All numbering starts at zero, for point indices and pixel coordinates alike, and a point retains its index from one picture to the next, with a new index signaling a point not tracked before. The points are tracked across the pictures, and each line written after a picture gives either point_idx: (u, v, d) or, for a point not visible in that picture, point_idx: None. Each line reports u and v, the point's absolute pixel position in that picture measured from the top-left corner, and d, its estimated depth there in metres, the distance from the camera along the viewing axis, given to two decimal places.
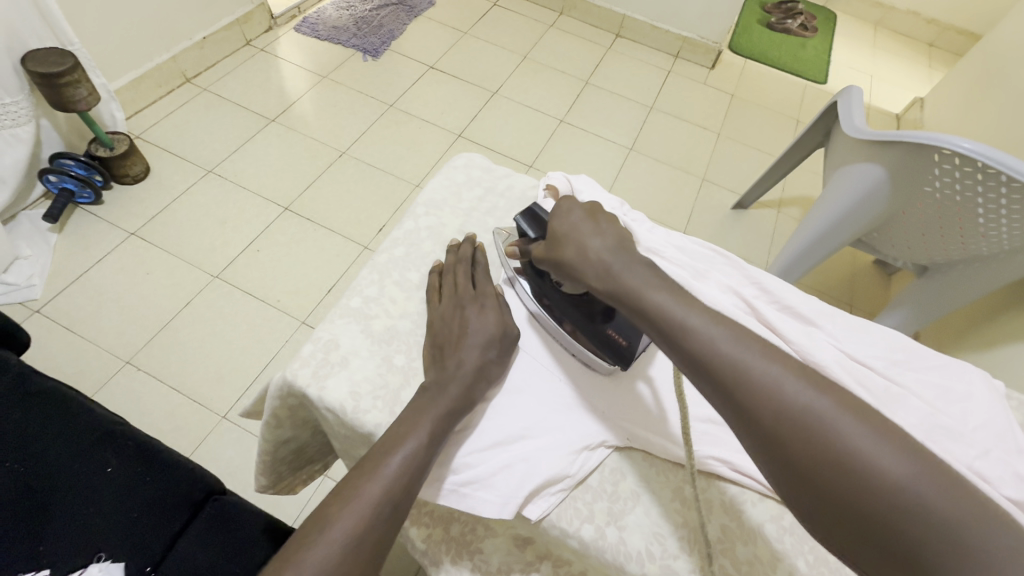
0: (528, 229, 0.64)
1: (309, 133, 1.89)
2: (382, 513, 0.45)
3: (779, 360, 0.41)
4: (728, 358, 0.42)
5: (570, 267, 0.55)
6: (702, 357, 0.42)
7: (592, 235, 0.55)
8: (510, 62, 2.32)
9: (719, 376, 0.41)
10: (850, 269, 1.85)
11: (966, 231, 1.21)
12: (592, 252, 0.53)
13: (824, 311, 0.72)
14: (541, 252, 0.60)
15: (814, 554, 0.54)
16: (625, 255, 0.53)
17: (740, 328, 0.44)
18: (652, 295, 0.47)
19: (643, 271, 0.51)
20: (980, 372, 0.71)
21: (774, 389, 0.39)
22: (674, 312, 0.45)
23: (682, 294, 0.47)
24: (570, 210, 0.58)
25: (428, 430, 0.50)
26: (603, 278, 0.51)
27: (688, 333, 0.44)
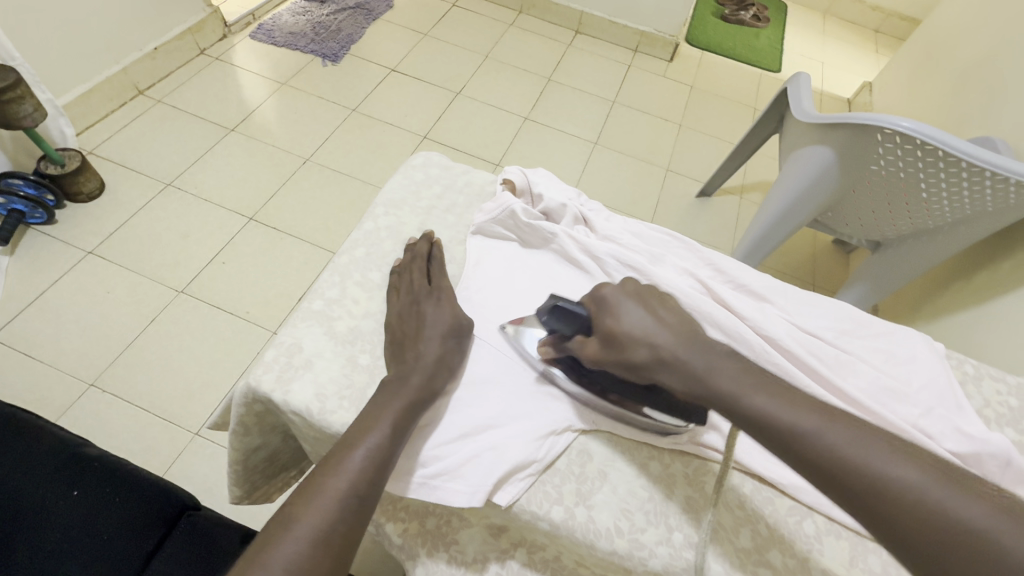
0: (562, 327, 0.59)
1: (271, 141, 1.86)
2: (348, 505, 0.47)
3: (910, 459, 0.39)
4: (857, 466, 0.39)
5: (641, 369, 0.51)
6: (825, 469, 0.40)
7: (656, 330, 0.51)
8: (472, 62, 2.33)
9: (851, 487, 0.39)
10: (812, 249, 1.92)
11: (910, 202, 1.27)
12: (664, 348, 0.50)
13: (775, 287, 0.75)
14: (593, 353, 0.54)
15: (773, 518, 0.58)
16: (703, 349, 0.49)
17: (855, 425, 0.42)
18: (751, 399, 0.45)
19: (729, 367, 0.47)
20: (923, 335, 0.75)
21: (921, 500, 0.37)
22: (778, 416, 0.43)
23: (782, 393, 0.45)
24: (620, 304, 0.54)
25: (392, 424, 0.52)
26: (688, 380, 0.48)
27: (801, 439, 0.42)
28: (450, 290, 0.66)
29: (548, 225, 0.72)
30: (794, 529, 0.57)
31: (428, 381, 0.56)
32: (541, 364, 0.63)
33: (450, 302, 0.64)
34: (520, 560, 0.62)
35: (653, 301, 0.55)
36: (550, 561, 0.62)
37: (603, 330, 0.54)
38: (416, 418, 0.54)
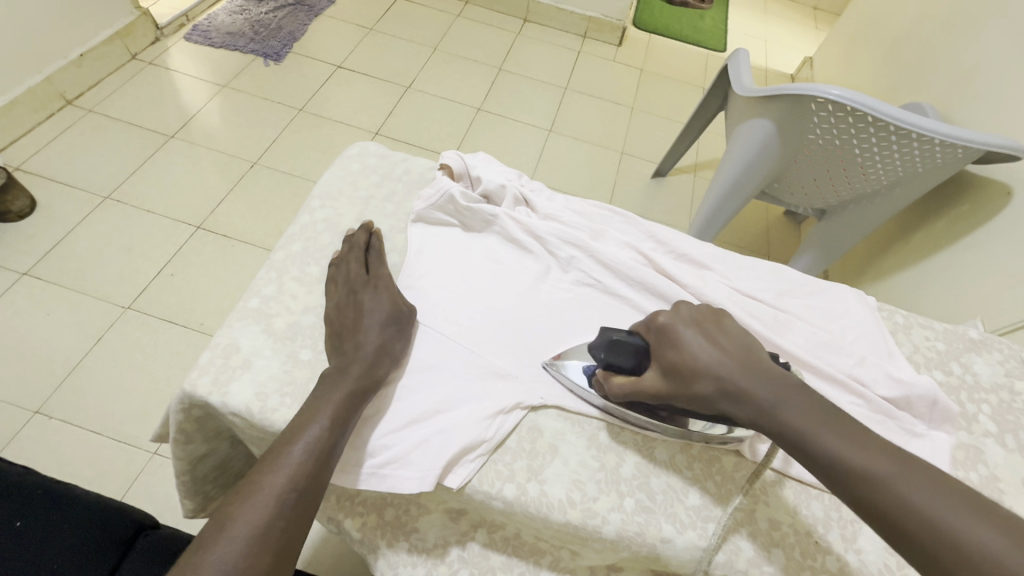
0: (620, 361, 0.56)
1: (215, 146, 1.79)
2: (289, 499, 0.46)
3: (976, 514, 0.40)
4: (922, 515, 0.40)
5: (708, 404, 0.50)
6: (890, 515, 0.41)
7: (723, 365, 0.50)
8: (421, 56, 2.30)
9: (912, 535, 0.40)
10: (765, 222, 1.97)
11: (847, 169, 1.32)
12: (733, 386, 0.49)
13: (715, 254, 0.77)
14: (657, 386, 0.53)
15: (721, 474, 0.59)
16: (774, 387, 0.49)
17: (928, 475, 0.42)
18: (823, 440, 0.45)
19: (801, 403, 0.48)
20: (856, 290, 0.78)
21: (984, 555, 0.38)
22: (854, 464, 0.43)
23: (856, 436, 0.45)
24: (682, 335, 0.53)
25: (335, 416, 0.51)
26: (757, 415, 0.48)
27: (869, 483, 0.42)
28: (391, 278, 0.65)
29: (488, 207, 0.72)
30: (741, 484, 0.59)
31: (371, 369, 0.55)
32: (487, 347, 0.63)
33: (389, 288, 0.63)
34: (481, 540, 0.62)
35: (712, 330, 0.54)
36: (511, 539, 0.62)
37: (665, 362, 0.53)
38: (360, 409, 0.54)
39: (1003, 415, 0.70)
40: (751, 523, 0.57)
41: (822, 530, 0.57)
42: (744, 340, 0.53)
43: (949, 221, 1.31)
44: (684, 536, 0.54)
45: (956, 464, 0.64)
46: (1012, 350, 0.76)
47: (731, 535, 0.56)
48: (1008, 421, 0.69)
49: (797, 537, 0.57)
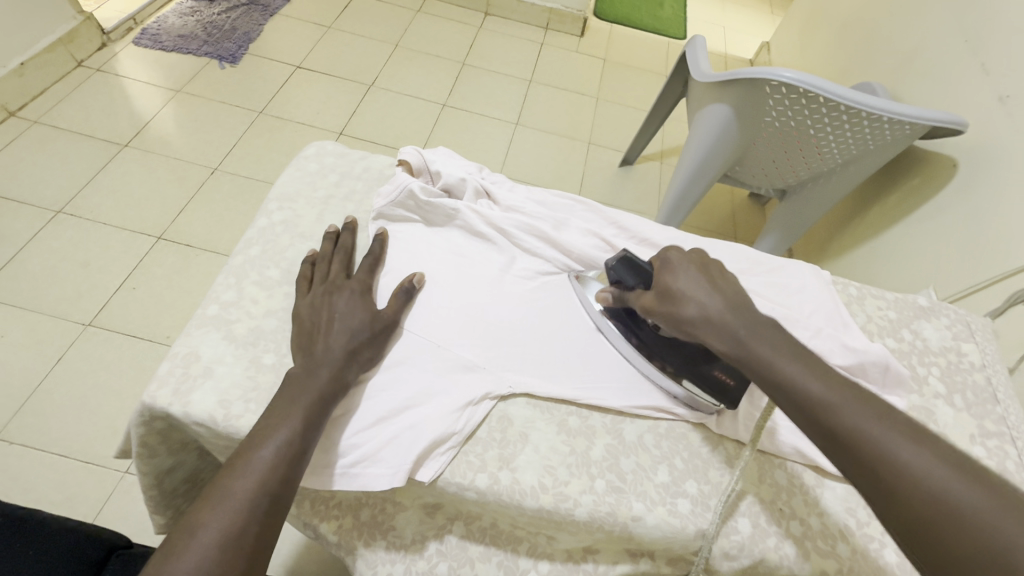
0: (630, 280, 0.61)
1: (172, 153, 1.74)
2: (259, 503, 0.45)
3: (925, 445, 0.39)
4: (865, 438, 0.40)
5: (687, 325, 0.52)
6: (831, 433, 0.41)
7: (710, 295, 0.52)
8: (382, 53, 2.27)
9: (849, 454, 0.40)
10: (731, 206, 2.02)
11: (805, 148, 1.35)
12: (714, 313, 0.51)
13: (676, 237, 0.79)
14: (646, 303, 0.57)
15: (688, 451, 0.61)
16: (751, 321, 0.50)
17: (887, 409, 0.41)
18: (785, 364, 0.46)
19: (774, 336, 0.48)
20: (812, 266, 0.81)
21: (917, 481, 0.37)
22: (812, 388, 0.43)
23: (819, 369, 0.45)
24: (679, 267, 0.56)
25: (302, 416, 0.51)
26: (729, 344, 0.49)
27: (825, 408, 0.42)
28: (367, 281, 0.64)
29: (449, 201, 0.72)
30: (708, 458, 0.61)
31: (338, 369, 0.55)
32: (454, 341, 0.63)
33: (363, 294, 0.62)
34: (459, 532, 0.63)
35: (711, 272, 0.56)
36: (488, 528, 0.63)
37: (661, 287, 0.56)
38: (328, 408, 0.53)
39: (951, 376, 0.73)
40: (718, 496, 0.59)
41: (784, 497, 0.60)
42: (739, 287, 0.54)
43: (901, 195, 1.36)
44: (653, 513, 0.56)
45: None
46: (958, 315, 0.80)
47: (699, 508, 0.57)
48: (956, 382, 0.73)
49: (761, 505, 0.59)
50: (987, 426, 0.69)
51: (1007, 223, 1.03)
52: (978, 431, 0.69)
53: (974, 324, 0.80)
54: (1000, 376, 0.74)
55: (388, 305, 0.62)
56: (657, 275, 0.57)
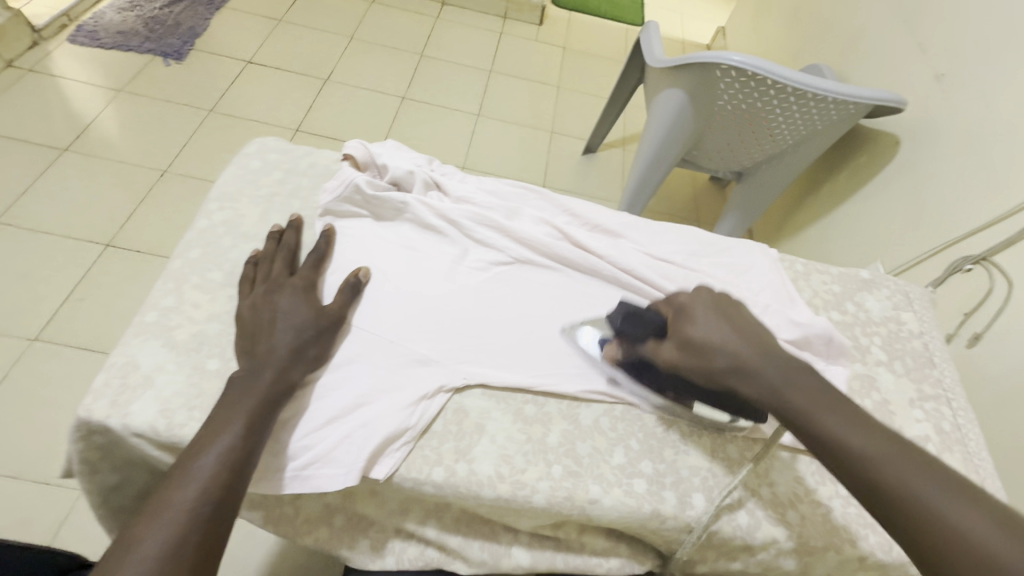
0: (635, 333, 0.61)
1: (117, 156, 1.66)
2: (201, 514, 0.43)
3: (972, 505, 0.39)
4: (910, 496, 0.41)
5: (717, 376, 0.52)
6: (877, 490, 0.42)
7: (738, 343, 0.53)
8: (337, 46, 2.21)
9: (895, 512, 0.41)
10: (692, 190, 2.05)
11: (757, 131, 1.38)
12: (746, 361, 0.51)
13: (628, 222, 0.79)
14: (670, 355, 0.56)
15: (643, 431, 0.62)
16: (785, 369, 0.50)
17: (926, 463, 0.42)
18: (822, 417, 0.46)
19: (808, 386, 0.49)
20: (760, 244, 0.83)
21: (969, 542, 0.38)
22: (852, 442, 0.44)
23: (857, 421, 0.46)
24: (698, 313, 0.56)
25: (247, 422, 0.49)
26: (766, 392, 0.49)
27: (865, 464, 0.43)
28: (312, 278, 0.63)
29: (398, 194, 0.71)
30: (663, 437, 0.62)
31: (284, 371, 0.54)
32: (407, 336, 0.62)
33: (307, 292, 0.61)
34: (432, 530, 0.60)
35: (730, 314, 0.56)
36: None
37: (681, 336, 0.55)
38: (275, 413, 0.52)
39: (892, 344, 0.77)
40: (673, 473, 0.60)
41: (736, 470, 0.61)
42: (760, 331, 0.55)
43: (849, 174, 1.41)
44: (610, 494, 0.57)
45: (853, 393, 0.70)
46: (898, 286, 0.84)
47: (655, 486, 0.58)
48: (896, 349, 0.76)
49: (714, 479, 0.60)
50: (925, 389, 0.73)
51: (944, 197, 1.08)
52: (916, 395, 0.72)
53: (913, 294, 0.84)
54: (936, 342, 0.78)
55: (333, 301, 0.61)
56: (676, 324, 0.57)
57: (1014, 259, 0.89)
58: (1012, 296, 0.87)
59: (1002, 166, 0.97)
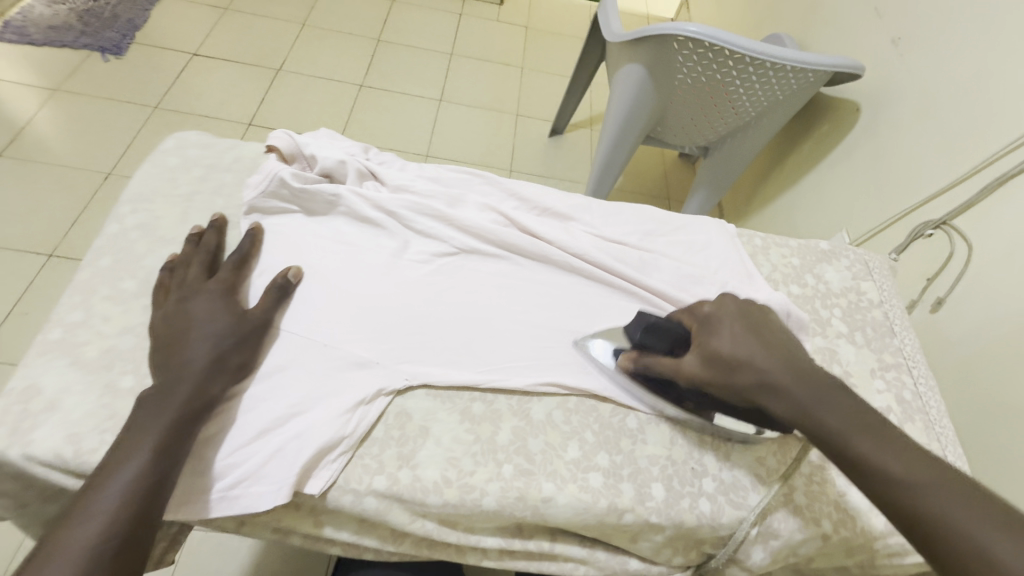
0: (655, 343, 0.59)
1: (56, 160, 1.55)
2: (103, 553, 0.40)
3: (1019, 536, 0.39)
4: (950, 524, 0.40)
5: (747, 392, 0.50)
6: (915, 517, 0.41)
7: (768, 359, 0.51)
8: (288, 34, 2.04)
9: (937, 544, 0.40)
10: (663, 167, 1.97)
11: (719, 105, 1.34)
12: (777, 378, 0.50)
13: (579, 204, 0.76)
14: (694, 370, 0.54)
15: (598, 422, 0.60)
16: (816, 387, 0.49)
17: (965, 490, 0.41)
18: (856, 442, 0.45)
19: (842, 406, 0.47)
20: (717, 220, 0.81)
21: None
22: (892, 469, 0.43)
23: (894, 445, 0.45)
24: (724, 326, 0.54)
25: (158, 447, 0.46)
26: (799, 414, 0.48)
27: (905, 492, 0.42)
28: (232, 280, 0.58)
29: (330, 186, 0.67)
30: (619, 427, 0.60)
31: (200, 386, 0.50)
32: (342, 339, 0.58)
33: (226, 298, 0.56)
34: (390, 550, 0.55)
35: (755, 325, 0.55)
36: None
37: (705, 349, 0.54)
38: (195, 432, 0.48)
39: (852, 315, 0.75)
40: (630, 464, 0.58)
41: (696, 456, 0.59)
42: (790, 346, 0.53)
43: (812, 144, 1.39)
44: (564, 491, 0.54)
45: None
46: (858, 255, 0.82)
47: (611, 479, 0.56)
48: (856, 320, 0.75)
49: (673, 467, 0.58)
50: (885, 358, 0.72)
51: (904, 163, 1.06)
52: (877, 364, 0.71)
53: (873, 263, 0.83)
54: (896, 310, 0.77)
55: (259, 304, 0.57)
56: (702, 337, 0.55)
57: (973, 221, 0.87)
58: (971, 258, 0.86)
59: (959, 128, 0.95)
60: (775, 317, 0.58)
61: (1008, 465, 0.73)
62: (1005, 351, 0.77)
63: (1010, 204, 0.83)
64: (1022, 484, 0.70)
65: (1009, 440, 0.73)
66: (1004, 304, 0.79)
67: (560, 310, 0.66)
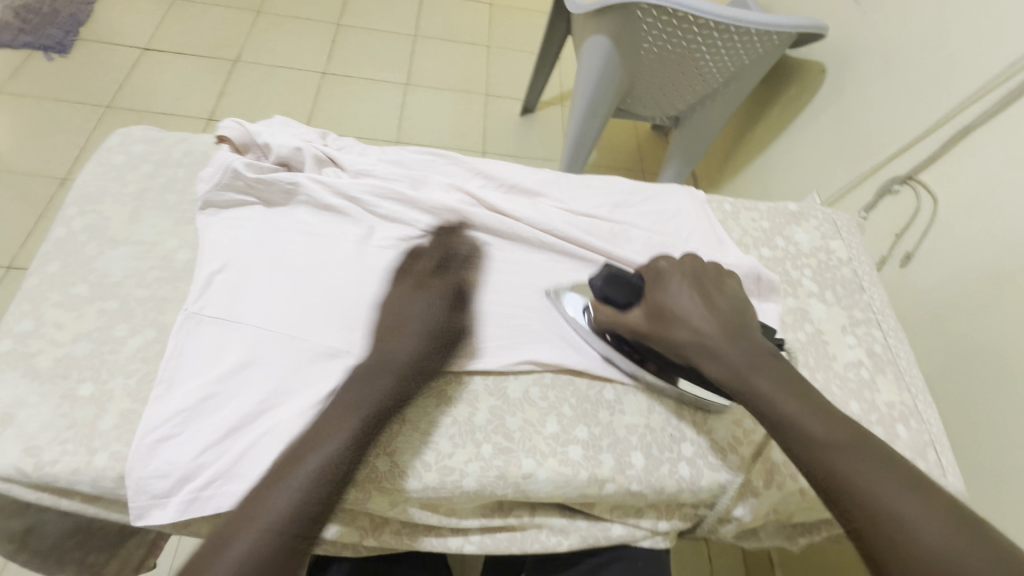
0: (617, 296, 0.57)
1: (6, 167, 1.46)
2: (294, 525, 0.43)
3: (917, 496, 0.42)
4: (856, 482, 0.42)
5: (681, 348, 0.52)
6: (823, 469, 0.44)
7: (709, 320, 0.52)
8: (241, 23, 1.87)
9: (840, 495, 0.43)
10: (636, 140, 1.93)
11: (687, 72, 1.31)
12: (711, 339, 0.51)
13: (547, 179, 0.75)
14: (641, 324, 0.55)
15: (576, 396, 0.60)
16: (749, 349, 0.50)
17: (874, 453, 0.44)
18: (779, 400, 0.47)
19: (771, 366, 0.49)
20: (686, 186, 0.81)
21: (907, 528, 0.40)
22: (812, 427, 0.45)
23: (816, 407, 0.47)
24: (673, 281, 0.56)
25: (353, 434, 0.49)
26: (726, 372, 0.50)
27: (822, 450, 0.44)
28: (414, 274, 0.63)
29: (289, 175, 0.65)
30: (597, 399, 0.60)
31: (394, 380, 0.54)
32: (311, 330, 0.57)
33: (414, 299, 0.60)
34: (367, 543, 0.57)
35: (706, 285, 0.56)
36: None
37: (652, 304, 0.55)
38: (378, 430, 0.52)
39: (822, 274, 0.76)
40: (610, 435, 0.58)
41: (675, 423, 0.60)
42: (737, 307, 0.55)
43: (780, 110, 1.39)
44: (545, 466, 0.54)
45: (787, 328, 0.69)
46: (826, 215, 0.83)
47: (592, 451, 0.56)
48: (827, 279, 0.76)
49: (652, 435, 0.58)
50: (855, 314, 0.73)
51: (872, 122, 1.07)
52: (847, 321, 0.72)
53: (841, 221, 0.83)
54: (864, 267, 0.78)
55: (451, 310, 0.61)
56: (652, 289, 0.56)
57: (939, 174, 0.89)
58: (937, 211, 0.87)
59: (922, 83, 0.96)
60: (730, 281, 0.59)
61: (977, 411, 0.75)
62: (975, 300, 0.78)
63: (974, 155, 0.84)
64: (999, 428, 0.72)
65: (980, 387, 0.75)
66: (971, 255, 0.81)
67: (532, 287, 0.65)
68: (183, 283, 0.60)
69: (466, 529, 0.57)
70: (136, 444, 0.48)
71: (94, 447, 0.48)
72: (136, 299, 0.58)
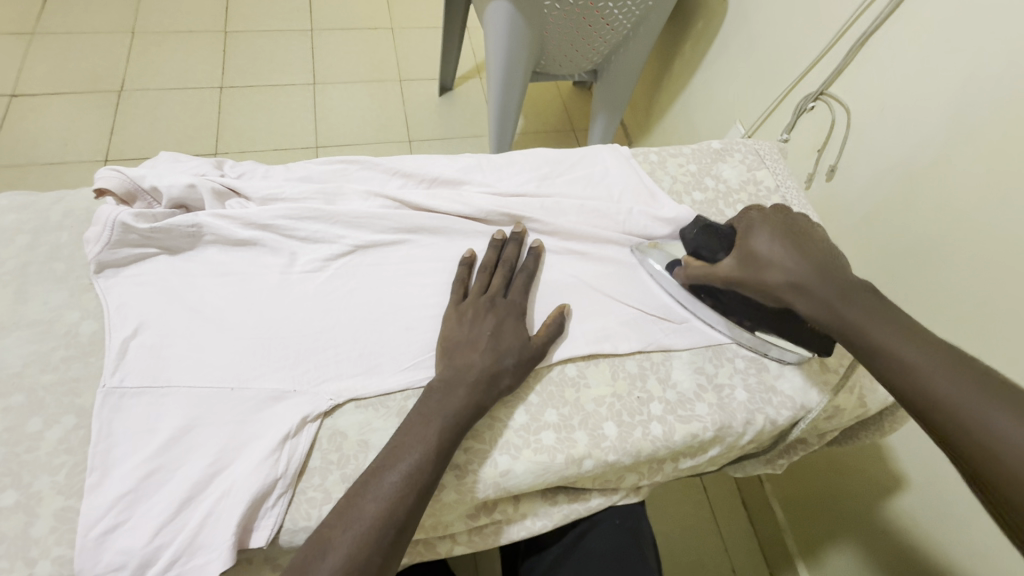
0: (708, 249, 0.63)
1: None
2: (381, 545, 0.43)
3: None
4: (956, 411, 0.42)
5: (766, 289, 0.56)
6: (913, 393, 0.44)
7: (799, 260, 0.55)
8: (117, 47, 1.67)
9: (933, 412, 0.43)
10: (560, 100, 1.88)
11: (596, 24, 1.24)
12: (800, 275, 0.54)
13: (466, 166, 0.73)
14: (732, 272, 0.59)
15: (540, 382, 0.59)
16: (843, 283, 0.52)
17: (981, 376, 0.43)
18: (875, 331, 0.48)
19: (867, 299, 0.51)
20: (610, 144, 0.80)
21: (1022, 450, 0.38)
22: (904, 352, 0.46)
23: (913, 334, 0.47)
24: (763, 229, 0.59)
25: (436, 447, 0.48)
26: (816, 305, 0.53)
27: (907, 370, 0.45)
28: (490, 280, 0.61)
29: (188, 216, 0.60)
30: (560, 379, 0.59)
31: (478, 388, 0.52)
32: (250, 378, 0.53)
33: (492, 309, 0.58)
34: None
35: (794, 234, 0.58)
36: None
37: (745, 251, 0.59)
38: (453, 450, 0.50)
39: None
40: (579, 412, 0.57)
41: (639, 385, 0.60)
42: (833, 256, 0.56)
43: (692, 45, 1.35)
44: (521, 459, 0.54)
45: None
46: (749, 146, 0.84)
47: (564, 432, 0.56)
48: None
49: (621, 402, 0.59)
50: None
51: (780, 43, 1.06)
52: None
53: (763, 149, 0.84)
54: (792, 192, 0.80)
55: (538, 332, 0.59)
56: (739, 241, 0.60)
57: (848, 86, 0.90)
58: (852, 122, 0.90)
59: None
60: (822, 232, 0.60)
61: (917, 305, 0.79)
62: (896, 204, 0.82)
63: (875, 62, 0.86)
64: (941, 319, 0.75)
65: (916, 283, 0.79)
66: (887, 156, 0.84)
67: None
68: (95, 357, 0.55)
69: (453, 533, 0.57)
70: (80, 542, 0.45)
71: (33, 557, 0.45)
72: (44, 387, 0.53)
